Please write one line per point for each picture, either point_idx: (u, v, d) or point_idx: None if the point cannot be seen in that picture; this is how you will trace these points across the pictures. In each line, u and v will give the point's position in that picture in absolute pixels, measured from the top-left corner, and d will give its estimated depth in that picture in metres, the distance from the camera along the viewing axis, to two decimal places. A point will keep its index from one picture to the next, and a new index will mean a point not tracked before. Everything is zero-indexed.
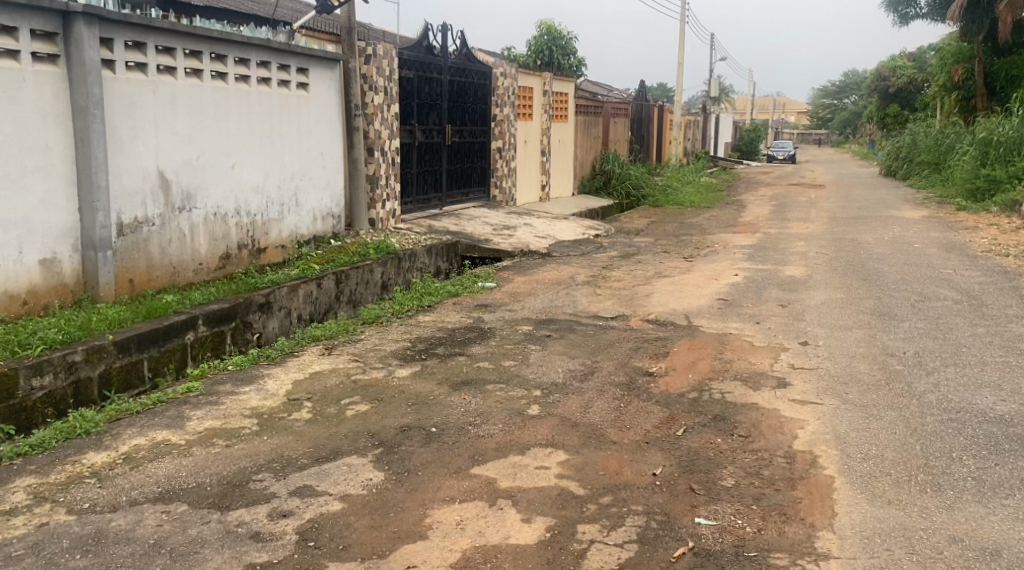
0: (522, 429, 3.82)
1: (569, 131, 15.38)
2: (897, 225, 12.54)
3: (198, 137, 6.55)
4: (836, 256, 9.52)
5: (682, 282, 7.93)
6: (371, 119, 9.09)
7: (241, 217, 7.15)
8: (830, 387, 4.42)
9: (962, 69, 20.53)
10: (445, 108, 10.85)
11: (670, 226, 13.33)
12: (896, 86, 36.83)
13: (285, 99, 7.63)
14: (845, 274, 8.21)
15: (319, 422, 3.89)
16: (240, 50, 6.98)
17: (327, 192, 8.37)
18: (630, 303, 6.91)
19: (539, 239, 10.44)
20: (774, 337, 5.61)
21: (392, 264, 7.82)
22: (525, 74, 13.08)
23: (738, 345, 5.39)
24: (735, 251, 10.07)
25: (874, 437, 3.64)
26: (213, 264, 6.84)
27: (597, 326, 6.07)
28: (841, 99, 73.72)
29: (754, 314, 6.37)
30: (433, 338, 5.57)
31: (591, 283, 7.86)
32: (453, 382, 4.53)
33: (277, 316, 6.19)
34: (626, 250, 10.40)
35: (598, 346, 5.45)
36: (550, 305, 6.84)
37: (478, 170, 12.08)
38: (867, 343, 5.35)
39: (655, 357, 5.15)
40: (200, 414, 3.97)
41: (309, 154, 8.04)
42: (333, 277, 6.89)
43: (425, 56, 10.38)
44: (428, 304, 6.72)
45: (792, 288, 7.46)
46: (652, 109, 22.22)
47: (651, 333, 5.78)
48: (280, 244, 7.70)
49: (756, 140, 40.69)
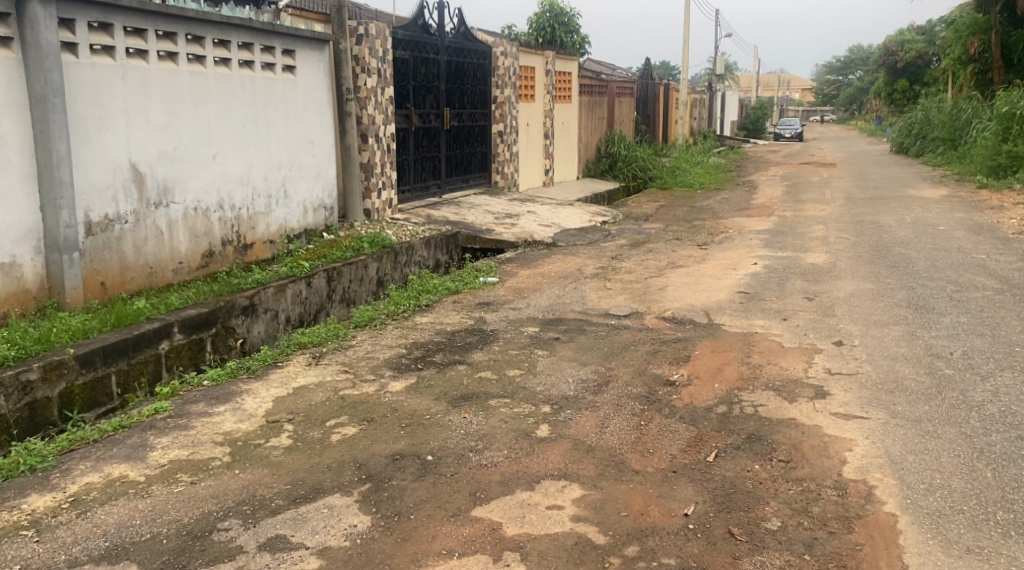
0: (531, 456, 3.35)
1: (573, 113, 14.83)
2: (919, 205, 12.00)
3: (174, 126, 6.06)
4: (858, 241, 9.01)
5: (697, 273, 7.44)
6: (364, 103, 8.58)
7: (225, 211, 6.67)
8: (875, 398, 3.95)
9: (978, 41, 19.91)
10: (443, 90, 10.33)
11: (680, 210, 12.82)
12: (904, 61, 36.03)
13: (270, 83, 7.13)
14: (871, 261, 7.71)
15: (299, 450, 3.43)
16: (219, 32, 6.47)
17: (318, 182, 7.88)
18: (644, 298, 6.44)
19: (544, 228, 9.95)
20: (804, 336, 5.13)
21: (388, 260, 7.36)
22: (526, 53, 12.55)
23: (766, 347, 4.91)
24: (750, 237, 9.57)
25: (937, 463, 3.17)
26: (195, 263, 6.37)
27: (609, 325, 5.60)
28: (847, 75, 72.70)
29: (779, 308, 5.90)
30: (431, 344, 5.09)
31: (600, 276, 7.38)
32: (452, 397, 4.06)
33: (263, 320, 5.74)
34: (636, 238, 9.91)
35: (612, 349, 4.97)
36: (558, 301, 6.36)
37: (478, 155, 11.57)
38: (908, 343, 4.87)
39: (676, 362, 4.67)
40: (165, 441, 3.51)
41: (297, 141, 7.54)
42: (324, 274, 6.42)
43: (421, 36, 9.85)
44: (426, 302, 6.26)
45: (817, 278, 6.97)
46: (657, 88, 21.60)
47: (669, 334, 5.31)
48: (268, 239, 7.22)
49: (762, 118, 39.96)
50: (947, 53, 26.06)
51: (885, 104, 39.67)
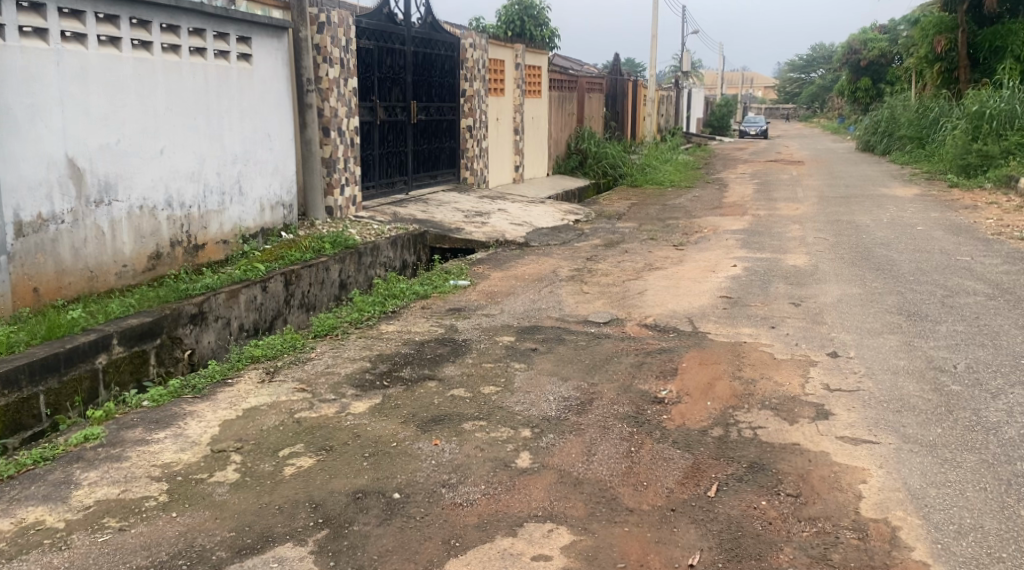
0: (511, 491, 2.98)
1: (543, 108, 14.47)
2: (893, 204, 11.81)
3: (117, 118, 5.58)
4: (837, 241, 8.76)
5: (676, 276, 7.12)
6: (326, 94, 8.12)
7: (174, 209, 6.19)
8: (883, 418, 3.64)
9: (945, 40, 19.78)
10: (410, 82, 9.91)
11: (653, 209, 12.53)
12: (868, 59, 36.24)
13: (224, 72, 6.66)
14: (853, 263, 7.46)
15: (247, 486, 3.02)
16: (166, 16, 6.01)
17: (275, 178, 7.42)
18: (623, 304, 6.09)
19: (515, 227, 9.57)
20: (797, 346, 4.82)
21: (351, 261, 6.93)
22: (495, 45, 12.15)
23: (758, 359, 4.59)
24: (727, 237, 9.29)
25: (963, 500, 2.88)
26: (140, 266, 5.89)
27: (589, 334, 5.24)
28: (810, 73, 73.29)
29: (766, 315, 5.58)
30: (398, 356, 4.69)
31: (575, 279, 7.02)
32: (422, 420, 3.67)
33: (213, 329, 5.30)
34: (610, 237, 9.57)
35: (594, 361, 4.61)
36: (533, 307, 5.99)
37: (447, 150, 11.15)
38: (907, 354, 4.58)
39: (663, 377, 4.32)
40: (93, 476, 3.07)
41: (254, 135, 7.07)
42: (281, 278, 5.98)
43: (386, 24, 9.41)
44: (392, 309, 5.84)
45: (802, 282, 6.68)
46: (626, 84, 21.34)
47: (653, 343, 4.97)
48: (221, 239, 6.75)
49: (728, 115, 39.95)
50: (912, 52, 26.13)
51: (848, 102, 39.93)
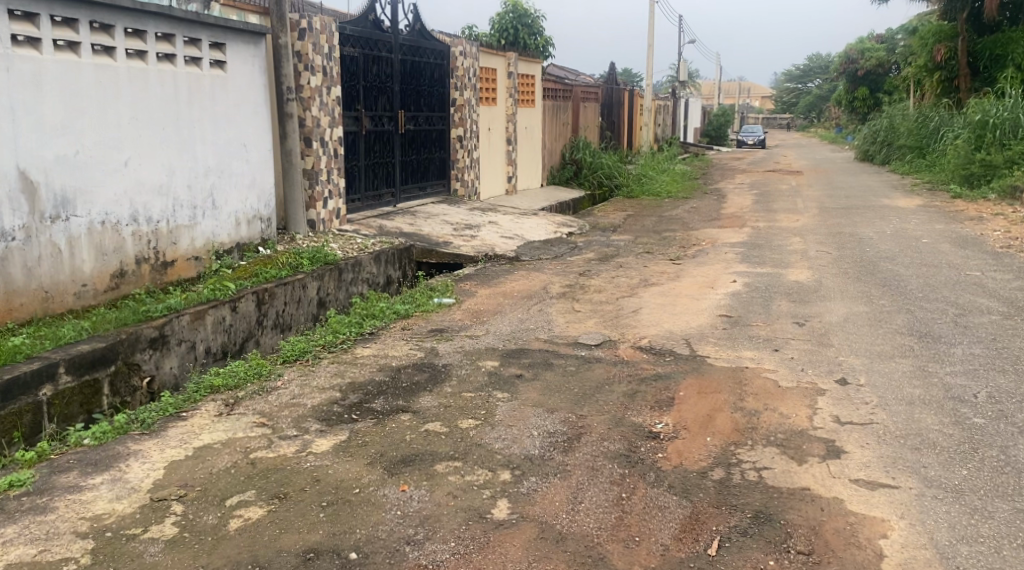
0: (484, 551, 2.65)
1: (537, 118, 14.15)
2: (896, 216, 11.48)
3: (76, 127, 5.26)
4: (840, 255, 8.40)
5: (673, 293, 6.76)
6: (308, 103, 7.78)
7: (140, 224, 5.85)
8: (903, 457, 3.27)
9: (945, 48, 19.54)
10: (397, 91, 9.58)
11: (649, 221, 12.20)
12: (864, 69, 35.98)
13: (196, 80, 6.32)
14: (858, 279, 7.11)
15: (185, 545, 2.69)
16: (132, 20, 5.69)
17: (252, 191, 7.07)
18: (616, 323, 5.74)
19: (506, 240, 9.23)
20: (803, 372, 4.46)
21: (330, 278, 6.57)
22: (486, 54, 11.84)
23: (761, 387, 4.23)
24: (725, 250, 8.94)
25: (997, 561, 2.54)
26: (102, 285, 5.54)
27: (579, 358, 4.88)
28: (806, 84, 73.22)
29: (769, 336, 5.23)
30: (371, 384, 4.33)
31: (567, 296, 6.67)
32: (390, 461, 3.32)
33: (176, 353, 4.94)
34: (604, 251, 9.23)
35: (583, 389, 4.25)
36: (521, 327, 5.64)
37: (436, 161, 10.81)
38: (922, 380, 4.22)
39: (659, 408, 3.96)
40: (10, 533, 2.76)
41: (228, 146, 6.73)
42: (253, 298, 5.63)
43: (372, 31, 9.09)
44: (369, 330, 5.48)
45: (805, 299, 6.33)
46: (622, 93, 21.03)
47: (647, 368, 4.61)
48: (192, 255, 6.39)
49: (725, 125, 39.73)
50: (911, 61, 25.84)
51: (845, 112, 39.67)
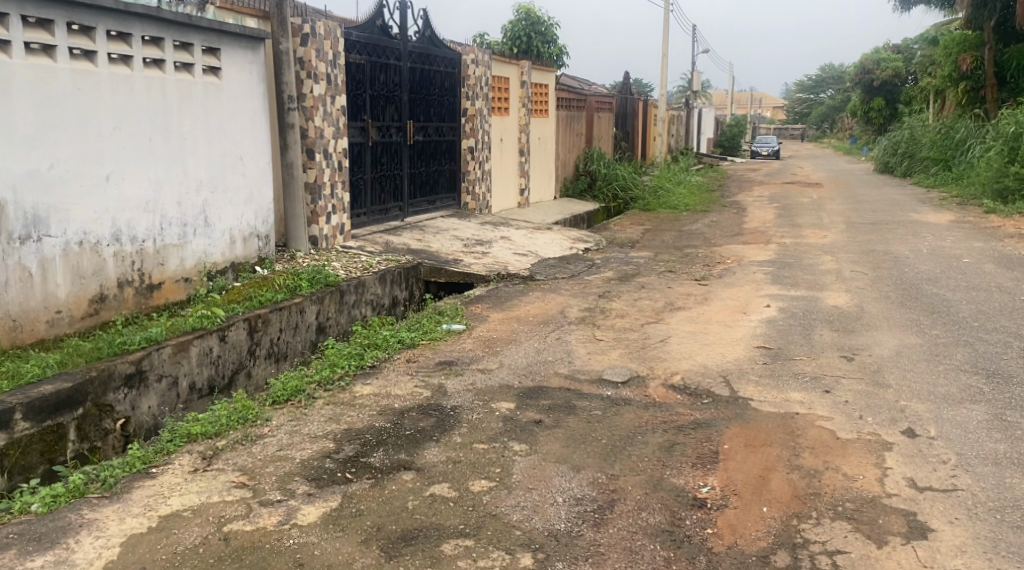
0: None
1: (550, 129, 13.65)
2: (930, 232, 10.91)
3: (51, 139, 4.78)
4: (878, 276, 7.86)
5: (702, 319, 6.22)
6: (310, 113, 7.30)
7: (123, 244, 5.35)
8: (1002, 540, 2.78)
9: (971, 58, 18.99)
10: (405, 100, 9.10)
11: (669, 235, 11.67)
12: (881, 79, 35.36)
13: (187, 87, 5.83)
14: (903, 303, 6.57)
15: None
16: (116, 22, 5.21)
17: (249, 206, 6.57)
18: (643, 355, 5.21)
19: (519, 258, 8.71)
20: (863, 420, 3.92)
21: (331, 301, 6.07)
22: (499, 61, 11.35)
23: (817, 439, 3.69)
24: (754, 270, 8.39)
25: None
26: (79, 311, 5.05)
27: (606, 398, 4.34)
28: (820, 94, 72.58)
29: (817, 374, 4.69)
30: (370, 432, 3.81)
31: (587, 322, 6.14)
32: (391, 538, 2.83)
33: (155, 391, 4.44)
34: (624, 270, 8.70)
35: (612, 440, 3.72)
36: (538, 359, 5.11)
37: (447, 173, 10.32)
38: (1005, 432, 3.67)
39: (702, 467, 3.44)
40: None
41: (223, 158, 6.24)
42: (244, 325, 5.14)
43: (380, 37, 8.60)
44: (372, 363, 4.95)
45: (849, 328, 5.78)
46: (636, 103, 20.53)
47: (683, 413, 4.07)
48: (181, 277, 5.89)
49: (738, 135, 39.10)
50: (932, 71, 25.26)
51: (861, 122, 39.02)
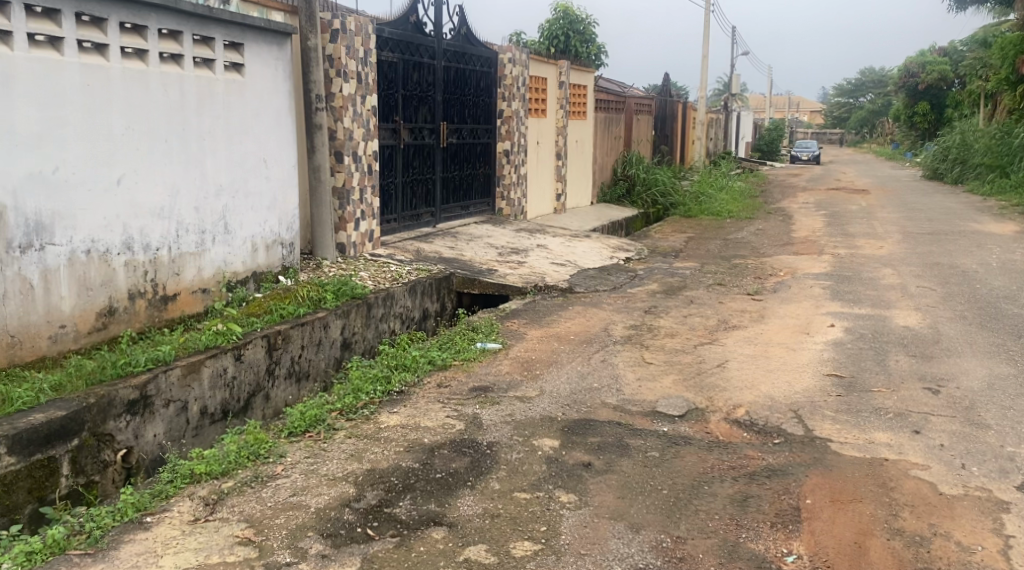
0: None
1: (588, 131, 13.13)
2: (995, 243, 10.22)
3: (56, 139, 4.39)
4: (949, 293, 7.25)
5: (761, 340, 5.67)
6: (339, 113, 6.88)
7: (135, 253, 4.95)
8: None
9: None
10: (440, 101, 8.66)
11: (713, 244, 11.10)
12: (927, 82, 34.31)
13: (207, 85, 5.43)
14: (982, 325, 5.98)
15: None
16: (130, 14, 4.82)
17: (272, 212, 6.16)
18: (699, 382, 4.70)
19: (557, 268, 8.23)
20: (967, 470, 3.39)
21: (357, 314, 5.63)
22: (537, 61, 10.88)
23: (916, 495, 3.18)
24: (810, 284, 7.82)
25: None
26: (85, 326, 4.65)
27: (662, 436, 3.83)
28: (859, 98, 71.11)
29: (901, 410, 4.15)
30: (395, 474, 3.34)
31: (634, 342, 5.64)
32: None
33: (163, 417, 4.02)
34: (669, 282, 8.18)
35: (675, 491, 3.24)
36: (583, 386, 4.62)
37: (481, 177, 9.86)
38: None
39: (784, 528, 2.95)
40: None
41: (244, 161, 5.82)
42: (262, 343, 4.71)
43: (413, 35, 8.18)
44: (400, 387, 4.50)
45: (927, 354, 5.21)
46: (675, 105, 19.90)
47: (754, 458, 3.56)
48: (197, 287, 5.48)
49: (777, 139, 38.14)
50: (983, 74, 24.32)
51: (905, 127, 37.97)
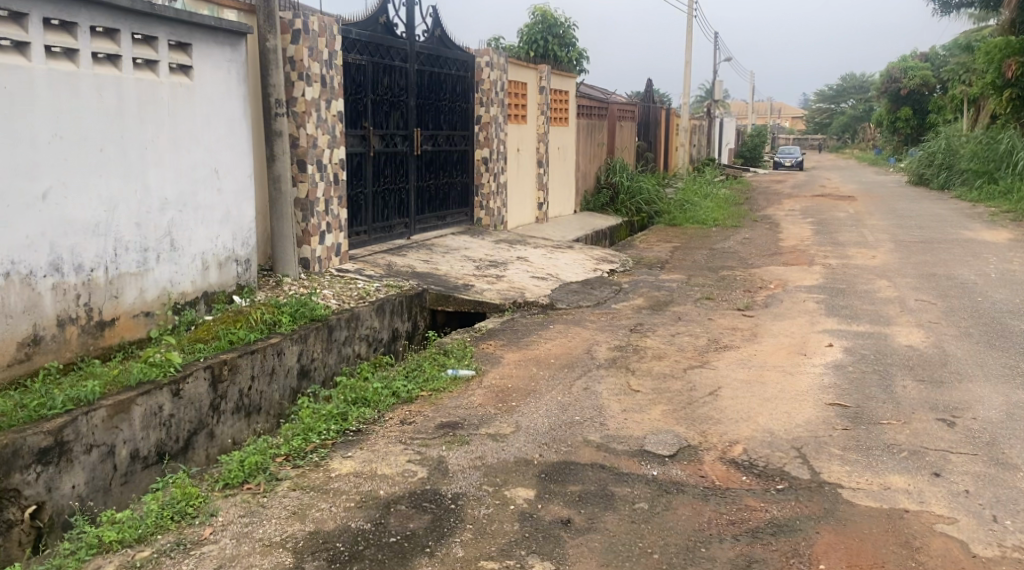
0: None
1: (570, 138, 12.70)
2: (991, 252, 9.84)
3: None
4: (950, 307, 6.84)
5: (756, 363, 5.23)
6: (302, 119, 6.40)
7: (65, 275, 4.34)
8: None
9: (1016, 63, 17.59)
10: (413, 106, 8.21)
11: (700, 254, 10.68)
12: (909, 88, 34.13)
13: (149, 89, 4.84)
14: (991, 344, 5.56)
15: None
16: (57, 9, 4.22)
17: (225, 226, 5.60)
18: (691, 413, 4.26)
19: (537, 283, 7.78)
20: (1000, 526, 2.95)
21: (317, 339, 5.14)
22: (516, 65, 10.45)
23: (945, 558, 2.74)
24: (803, 298, 7.40)
25: None
26: (4, 359, 4.03)
27: (652, 483, 3.38)
28: (841, 103, 71.23)
29: (917, 447, 3.71)
30: (342, 538, 2.88)
31: (620, 366, 5.20)
32: None
33: (83, 466, 3.52)
34: (656, 296, 7.73)
35: (667, 555, 2.79)
36: (563, 419, 4.17)
37: (458, 186, 9.40)
38: None
39: None
40: None
41: (194, 172, 5.25)
42: (205, 375, 4.21)
43: (383, 36, 7.72)
44: (357, 425, 4.04)
45: (937, 379, 4.79)
46: (659, 111, 19.53)
47: (757, 509, 3.11)
48: (139, 311, 4.89)
49: (761, 145, 37.89)
50: (967, 80, 24.04)
51: (889, 132, 37.81)
